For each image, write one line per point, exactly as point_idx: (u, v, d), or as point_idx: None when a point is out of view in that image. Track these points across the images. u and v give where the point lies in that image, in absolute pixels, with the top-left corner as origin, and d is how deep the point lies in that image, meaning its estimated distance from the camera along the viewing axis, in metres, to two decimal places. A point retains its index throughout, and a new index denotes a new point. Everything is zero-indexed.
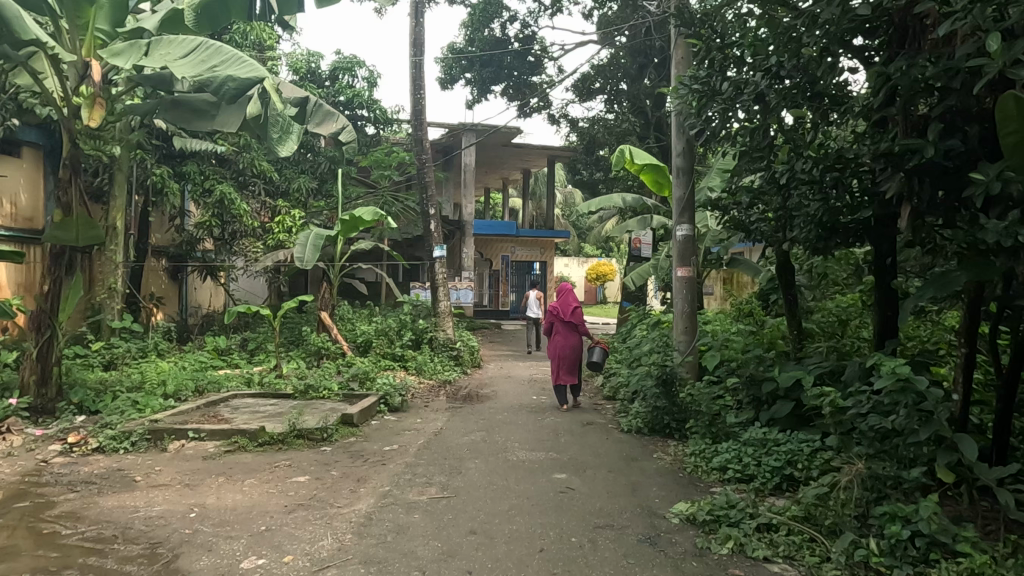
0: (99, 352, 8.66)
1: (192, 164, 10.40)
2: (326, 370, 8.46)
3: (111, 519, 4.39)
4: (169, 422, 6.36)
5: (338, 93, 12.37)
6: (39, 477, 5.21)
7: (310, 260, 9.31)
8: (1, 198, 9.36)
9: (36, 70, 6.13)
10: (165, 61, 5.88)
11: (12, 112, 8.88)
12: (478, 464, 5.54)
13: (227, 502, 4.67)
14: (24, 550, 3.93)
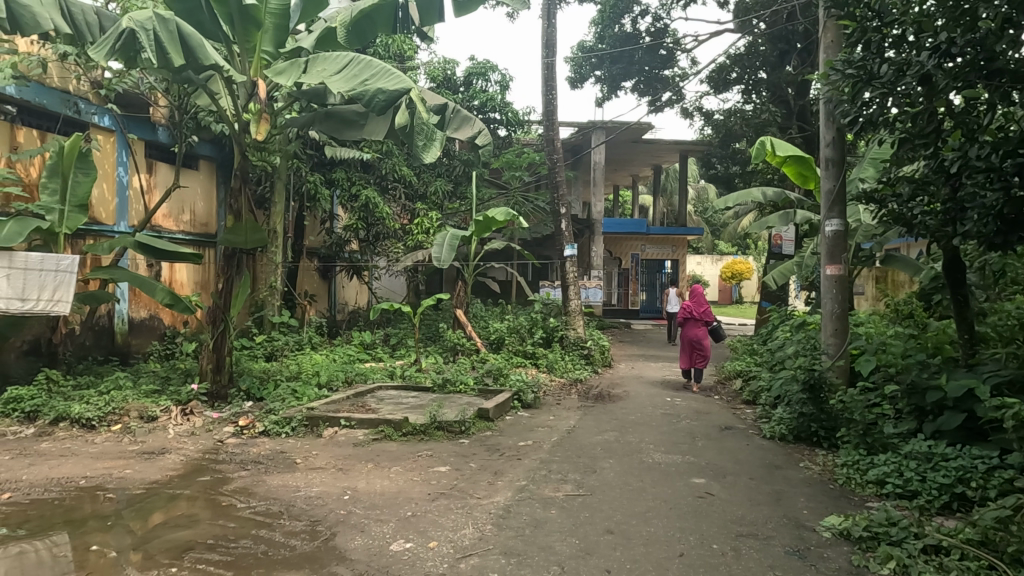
0: (262, 344, 9.56)
1: (341, 171, 11.21)
2: (462, 366, 8.78)
3: (277, 496, 4.83)
4: (324, 409, 6.90)
5: (472, 97, 12.74)
6: (217, 455, 5.85)
7: (446, 260, 9.64)
8: (183, 207, 10.59)
9: (212, 91, 6.85)
10: (322, 78, 6.38)
11: (193, 130, 9.98)
12: (612, 464, 5.51)
13: (376, 487, 4.98)
14: (208, 518, 4.44)
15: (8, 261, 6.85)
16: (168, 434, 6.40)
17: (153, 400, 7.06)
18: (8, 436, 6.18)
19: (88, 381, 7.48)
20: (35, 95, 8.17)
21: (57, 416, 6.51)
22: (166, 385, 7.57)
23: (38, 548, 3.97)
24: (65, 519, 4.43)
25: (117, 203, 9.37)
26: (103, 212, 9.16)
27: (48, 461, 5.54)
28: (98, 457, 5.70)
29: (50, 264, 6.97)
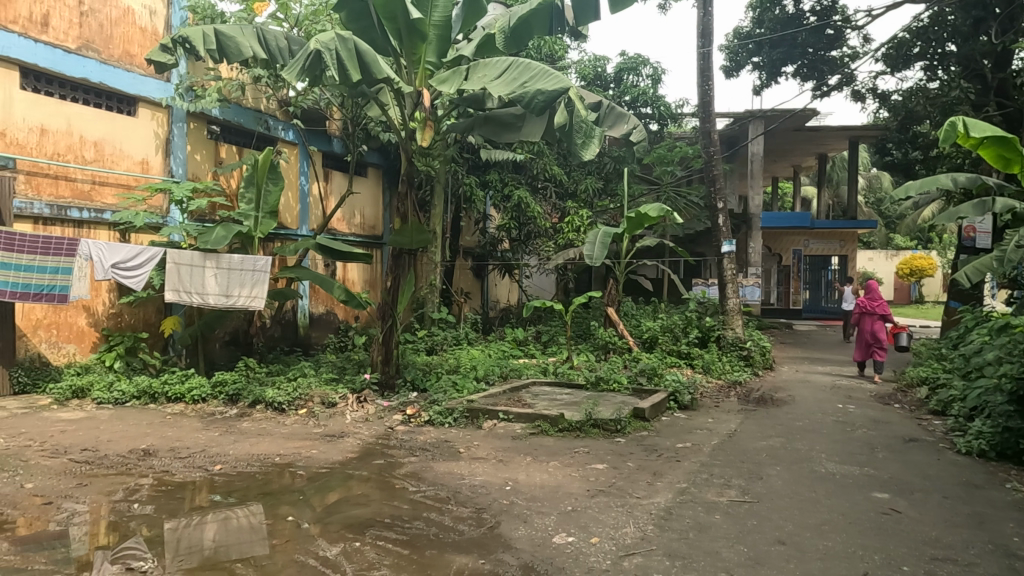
0: (423, 338, 10.20)
1: (494, 173, 11.61)
2: (615, 365, 8.73)
3: (445, 482, 5.10)
4: (483, 402, 7.19)
5: (623, 93, 12.64)
6: (389, 440, 6.30)
7: (598, 257, 9.59)
8: (354, 211, 11.51)
9: (382, 102, 7.35)
10: (484, 83, 6.61)
11: (362, 139, 10.75)
12: (779, 471, 5.22)
13: (536, 480, 5.10)
14: (385, 499, 4.79)
15: (216, 262, 7.79)
16: (345, 419, 6.99)
17: (332, 387, 7.74)
18: (216, 415, 7.06)
19: (278, 368, 8.36)
20: (235, 115, 9.29)
21: (254, 398, 7.34)
22: (343, 374, 8.28)
23: (243, 515, 4.51)
24: (264, 490, 5.00)
25: (300, 209, 10.40)
26: (289, 217, 10.22)
27: (249, 439, 6.27)
28: (289, 438, 6.35)
29: (249, 264, 7.86)
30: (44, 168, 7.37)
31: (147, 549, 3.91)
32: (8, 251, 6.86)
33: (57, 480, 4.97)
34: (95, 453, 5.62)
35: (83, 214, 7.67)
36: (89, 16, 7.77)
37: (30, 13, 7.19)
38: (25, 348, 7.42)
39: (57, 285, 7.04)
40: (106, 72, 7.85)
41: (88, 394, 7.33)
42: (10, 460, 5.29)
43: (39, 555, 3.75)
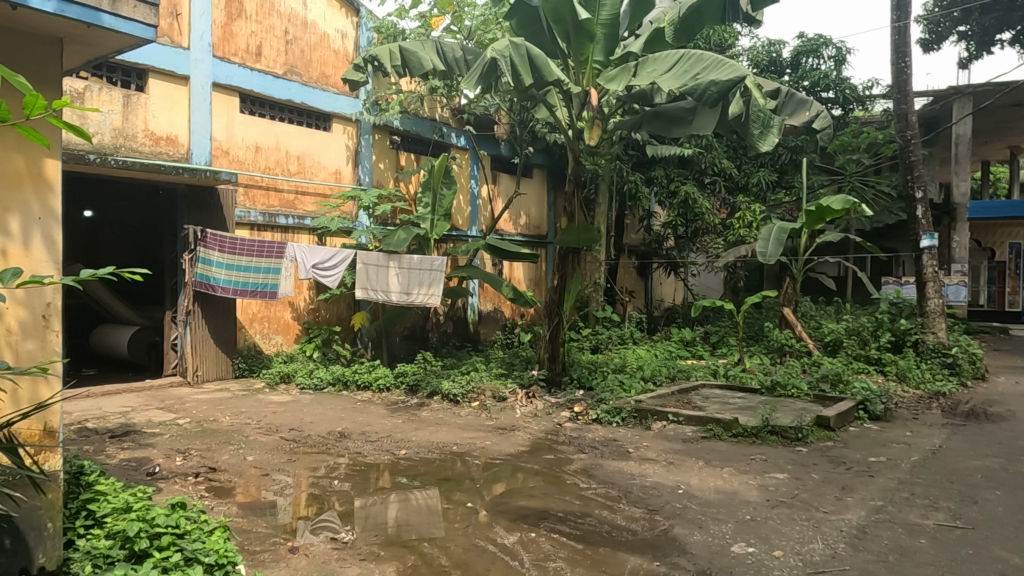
0: (588, 336, 10.26)
1: (660, 169, 11.40)
2: (793, 368, 8.18)
3: (615, 481, 5.10)
4: (651, 403, 7.08)
5: (801, 78, 11.82)
6: (558, 436, 6.41)
7: (773, 255, 8.97)
8: (520, 212, 11.87)
9: (551, 104, 7.50)
10: (653, 78, 6.52)
11: (529, 141, 11.01)
12: (999, 496, 4.58)
13: (710, 485, 4.94)
14: (557, 493, 4.90)
15: (398, 262, 8.44)
16: (516, 413, 7.23)
17: (503, 382, 8.07)
18: (399, 403, 7.64)
19: (452, 362, 8.87)
20: (414, 124, 9.97)
21: (432, 390, 7.83)
22: (512, 370, 8.56)
23: (422, 498, 4.83)
24: (444, 476, 5.31)
25: (470, 211, 10.94)
26: (461, 219, 10.81)
27: (429, 427, 6.70)
28: (465, 428, 6.70)
29: (427, 264, 8.41)
30: (258, 181, 8.40)
31: (339, 523, 4.31)
32: (231, 254, 7.83)
33: (271, 455, 5.65)
34: (301, 433, 6.31)
35: (289, 220, 8.66)
36: (293, 43, 8.70)
37: (247, 45, 8.18)
38: (244, 338, 8.55)
39: (269, 284, 8.01)
40: (307, 93, 8.80)
41: (293, 379, 8.23)
42: (235, 435, 6.10)
43: (260, 519, 4.29)
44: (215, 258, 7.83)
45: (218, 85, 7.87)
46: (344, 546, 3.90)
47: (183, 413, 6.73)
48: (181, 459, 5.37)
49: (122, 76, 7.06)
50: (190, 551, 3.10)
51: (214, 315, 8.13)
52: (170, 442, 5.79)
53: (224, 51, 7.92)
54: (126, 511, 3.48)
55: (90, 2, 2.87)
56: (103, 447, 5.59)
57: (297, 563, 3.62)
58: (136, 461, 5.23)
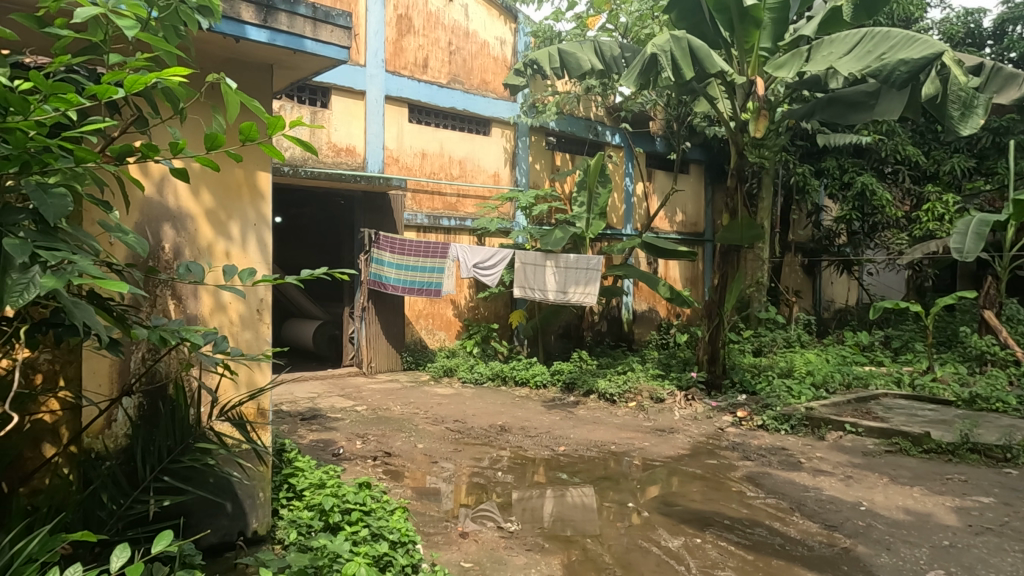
0: (750, 339, 9.76)
1: (832, 159, 10.58)
2: (997, 380, 7.22)
3: (786, 492, 4.81)
4: (824, 412, 6.60)
5: (1007, 49, 10.41)
6: (721, 441, 6.17)
7: (970, 252, 7.86)
8: (676, 209, 11.57)
9: (712, 96, 7.22)
10: (829, 62, 6.06)
11: (686, 136, 10.70)
12: None
13: (898, 504, 4.51)
14: (723, 499, 4.72)
15: (555, 261, 8.57)
16: (674, 415, 7.06)
17: (660, 383, 7.92)
18: (556, 400, 7.76)
19: (607, 361, 8.85)
20: (569, 125, 10.08)
21: (588, 388, 7.87)
22: (669, 371, 8.35)
23: (577, 494, 4.88)
24: (603, 475, 5.33)
25: (624, 209, 10.87)
26: (615, 218, 10.77)
27: (586, 425, 6.74)
28: (622, 428, 6.65)
29: (583, 263, 8.46)
30: (424, 186, 8.93)
31: (497, 513, 4.46)
32: (400, 254, 8.32)
33: (439, 444, 5.99)
34: (464, 424, 6.62)
35: (451, 222, 9.11)
36: (456, 54, 9.14)
37: (415, 58, 8.71)
38: (411, 332, 9.13)
39: (434, 283, 8.31)
40: (469, 100, 9.19)
41: (455, 373, 8.64)
42: (406, 423, 6.53)
43: (431, 503, 4.56)
44: (387, 258, 8.39)
45: (390, 98, 8.46)
46: (510, 535, 4.04)
47: (360, 400, 7.33)
48: (360, 442, 5.85)
49: (309, 95, 7.79)
50: (376, 527, 3.37)
51: (386, 311, 8.72)
52: (350, 426, 6.33)
53: (395, 65, 8.49)
54: (320, 487, 3.85)
55: (295, 30, 3.19)
56: (296, 428, 6.24)
57: (468, 547, 3.80)
58: (323, 442, 5.77)
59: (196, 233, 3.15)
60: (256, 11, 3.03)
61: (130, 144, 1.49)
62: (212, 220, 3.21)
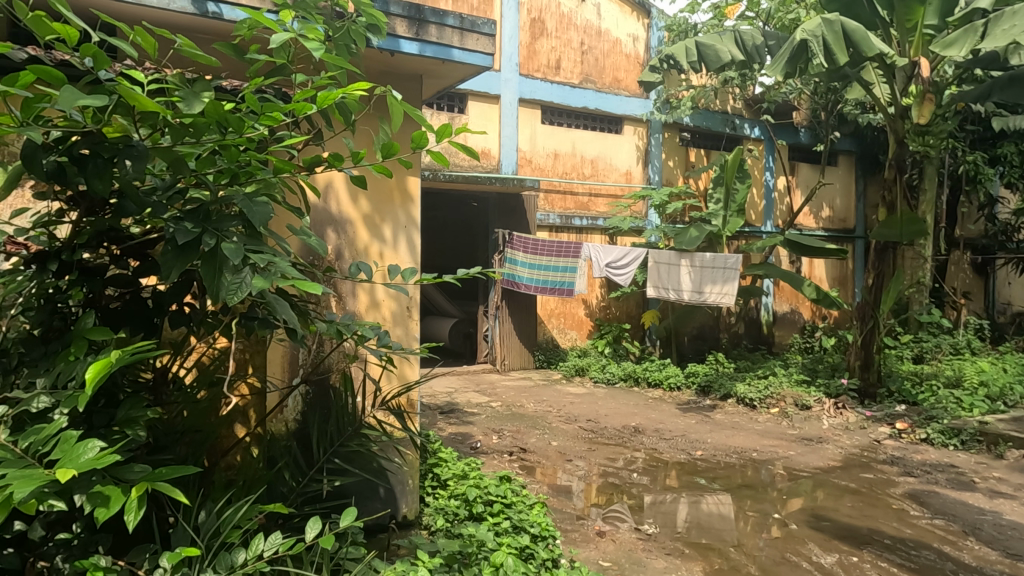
0: (908, 344, 8.97)
1: (1010, 145, 9.47)
2: None
3: (957, 513, 4.38)
4: (1002, 427, 5.94)
5: None
6: (876, 454, 5.73)
7: None
8: (823, 204, 10.85)
9: (867, 80, 6.69)
10: (1011, 36, 5.35)
11: (834, 126, 9.99)
12: None
13: None
14: (881, 516, 4.38)
15: (690, 260, 8.31)
16: (822, 424, 6.63)
17: (805, 389, 7.46)
18: (691, 403, 7.54)
19: (746, 364, 8.48)
20: (705, 119, 9.77)
21: (726, 392, 7.58)
22: (815, 377, 7.84)
23: (714, 502, 4.72)
24: (744, 482, 5.12)
25: (764, 205, 10.36)
26: (754, 214, 10.30)
27: (724, 430, 6.49)
28: (764, 435, 6.34)
29: (721, 261, 8.14)
30: (556, 186, 9.01)
31: (629, 514, 4.41)
32: (533, 254, 8.44)
33: (573, 442, 6.02)
34: (597, 424, 6.61)
35: (583, 221, 9.13)
36: (589, 53, 9.14)
37: (548, 60, 8.82)
38: (543, 331, 9.26)
39: (566, 282, 8.32)
40: (601, 98, 9.15)
41: (587, 373, 8.65)
42: (540, 420, 6.63)
43: (566, 500, 4.61)
44: (521, 258, 8.55)
45: (524, 101, 8.61)
46: (648, 538, 3.99)
47: (495, 396, 7.53)
48: (497, 437, 6.03)
49: (447, 102, 8.11)
50: (517, 520, 3.46)
51: (519, 311, 8.90)
52: (486, 421, 6.53)
53: (528, 69, 8.64)
54: (463, 478, 4.03)
55: (444, 40, 3.33)
56: (436, 421, 6.54)
57: (605, 545, 3.80)
58: (461, 435, 6.01)
59: (354, 235, 3.39)
60: (409, 25, 3.21)
61: (320, 154, 1.64)
62: (368, 224, 3.45)
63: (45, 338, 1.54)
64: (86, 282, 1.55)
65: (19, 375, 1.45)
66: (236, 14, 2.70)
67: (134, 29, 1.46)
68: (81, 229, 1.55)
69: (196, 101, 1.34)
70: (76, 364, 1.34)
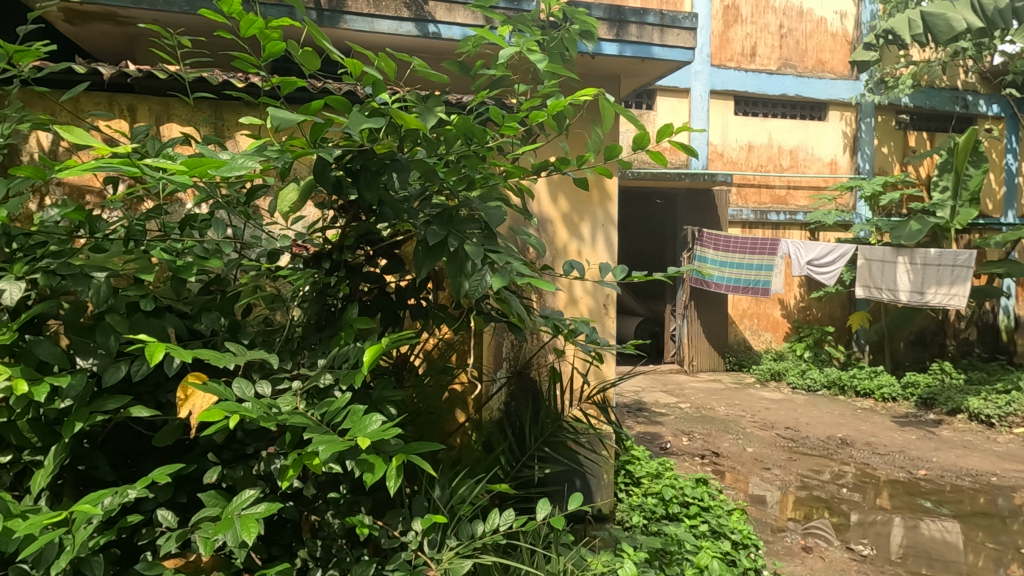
0: None
1: None
2: None
3: None
4: None
5: None
6: None
7: None
8: None
9: None
10: None
11: None
12: None
13: None
14: None
15: (910, 257, 7.44)
16: None
17: None
18: (910, 417, 6.77)
19: (981, 376, 7.42)
20: (928, 99, 8.72)
21: (955, 407, 6.70)
22: None
23: (938, 528, 4.21)
24: (980, 510, 4.51)
25: (1005, 193, 8.99)
26: (991, 203, 8.98)
27: (953, 449, 5.75)
28: (1005, 458, 5.52)
29: (949, 258, 7.19)
30: (750, 180, 8.55)
31: (834, 533, 4.08)
32: (724, 251, 8.02)
33: (771, 450, 5.70)
34: (798, 433, 6.18)
35: (780, 216, 8.57)
36: (788, 36, 8.56)
37: (742, 48, 8.42)
38: (735, 332, 8.85)
39: (761, 281, 7.90)
40: (802, 84, 8.52)
41: (784, 378, 8.12)
42: (733, 425, 6.35)
43: (763, 509, 4.39)
44: (710, 256, 8.18)
45: (716, 92, 8.30)
46: (863, 559, 3.68)
47: (683, 398, 7.36)
48: (687, 439, 5.88)
49: (636, 99, 8.05)
50: (716, 524, 3.37)
51: (709, 310, 8.58)
52: (676, 422, 6.39)
53: (721, 59, 8.31)
54: (657, 477, 3.99)
55: (644, 38, 3.32)
56: (624, 418, 6.54)
57: (813, 561, 3.57)
58: (650, 435, 5.95)
59: (554, 234, 3.48)
60: (610, 27, 3.25)
61: (546, 159, 1.80)
62: (567, 222, 3.52)
63: (318, 326, 1.81)
64: (351, 278, 1.83)
65: (302, 355, 1.72)
66: (452, 33, 2.97)
67: (380, 56, 1.62)
68: (347, 233, 1.82)
69: (432, 116, 1.52)
70: (349, 348, 1.57)
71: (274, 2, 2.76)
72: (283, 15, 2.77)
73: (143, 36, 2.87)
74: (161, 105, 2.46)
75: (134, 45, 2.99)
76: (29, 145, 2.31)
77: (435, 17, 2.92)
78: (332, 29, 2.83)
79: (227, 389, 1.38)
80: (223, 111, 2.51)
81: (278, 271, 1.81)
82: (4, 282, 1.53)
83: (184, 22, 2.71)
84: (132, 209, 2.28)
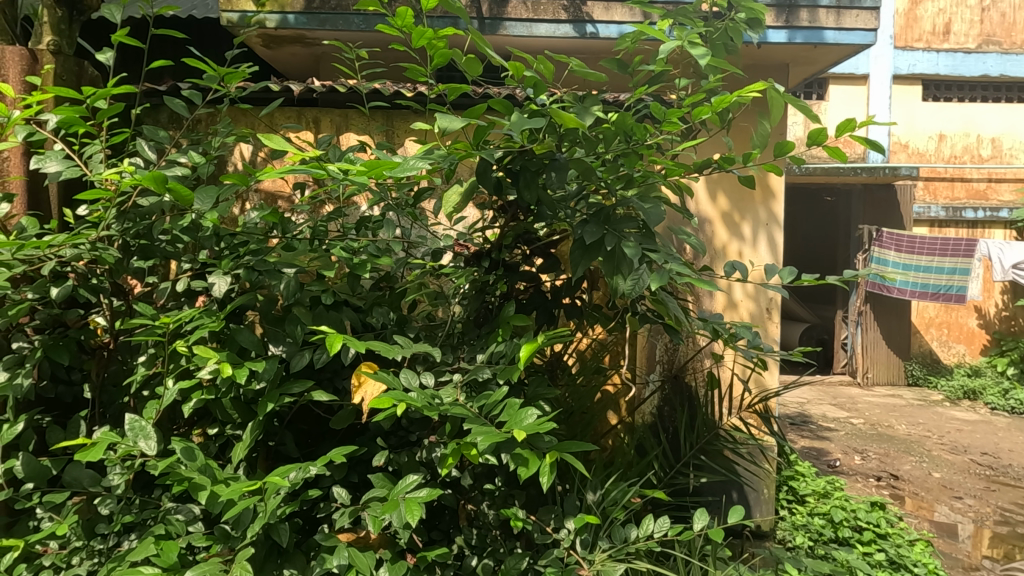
0: None
1: None
2: None
3: None
4: None
5: None
6: None
7: None
8: None
9: None
10: None
11: None
12: None
13: None
14: None
15: None
16: None
17: None
18: None
19: None
20: None
21: None
22: None
23: None
24: None
25: None
26: None
27: None
28: None
29: None
30: (941, 173, 7.63)
31: None
32: (908, 253, 7.14)
33: (963, 477, 5.04)
34: (998, 460, 5.41)
35: (979, 213, 7.52)
36: (991, 9, 7.57)
37: (934, 26, 7.54)
38: (919, 343, 7.94)
39: (955, 287, 7.03)
40: (1008, 62, 7.52)
41: (981, 397, 7.16)
42: (916, 446, 5.69)
43: (953, 543, 3.90)
44: (891, 259, 7.25)
45: (900, 77, 7.52)
46: None
47: (856, 413, 6.70)
48: (860, 458, 5.36)
49: (805, 90, 7.49)
50: (895, 554, 3.05)
51: (888, 318, 7.73)
52: (847, 439, 5.84)
53: (906, 39, 7.48)
54: (824, 497, 3.66)
55: (817, 23, 3.07)
56: (787, 431, 6.10)
57: None
58: (817, 450, 5.50)
59: (713, 234, 3.33)
60: (778, 13, 3.06)
61: (709, 156, 1.72)
62: (726, 222, 3.35)
63: (477, 323, 1.88)
64: (508, 276, 1.88)
65: (462, 350, 1.80)
66: (608, 32, 2.94)
67: (538, 59, 1.63)
68: (505, 233, 1.88)
69: (589, 115, 1.53)
70: (506, 345, 1.62)
71: (439, 15, 2.92)
72: (448, 26, 2.92)
73: (327, 53, 3.15)
74: (341, 116, 2.70)
75: (318, 63, 3.29)
76: (234, 156, 2.65)
77: (593, 17, 2.91)
78: (493, 36, 2.94)
79: (395, 378, 1.47)
80: (395, 120, 2.70)
81: (440, 270, 1.91)
82: (214, 276, 1.74)
83: (362, 38, 2.95)
84: (315, 211, 2.53)
